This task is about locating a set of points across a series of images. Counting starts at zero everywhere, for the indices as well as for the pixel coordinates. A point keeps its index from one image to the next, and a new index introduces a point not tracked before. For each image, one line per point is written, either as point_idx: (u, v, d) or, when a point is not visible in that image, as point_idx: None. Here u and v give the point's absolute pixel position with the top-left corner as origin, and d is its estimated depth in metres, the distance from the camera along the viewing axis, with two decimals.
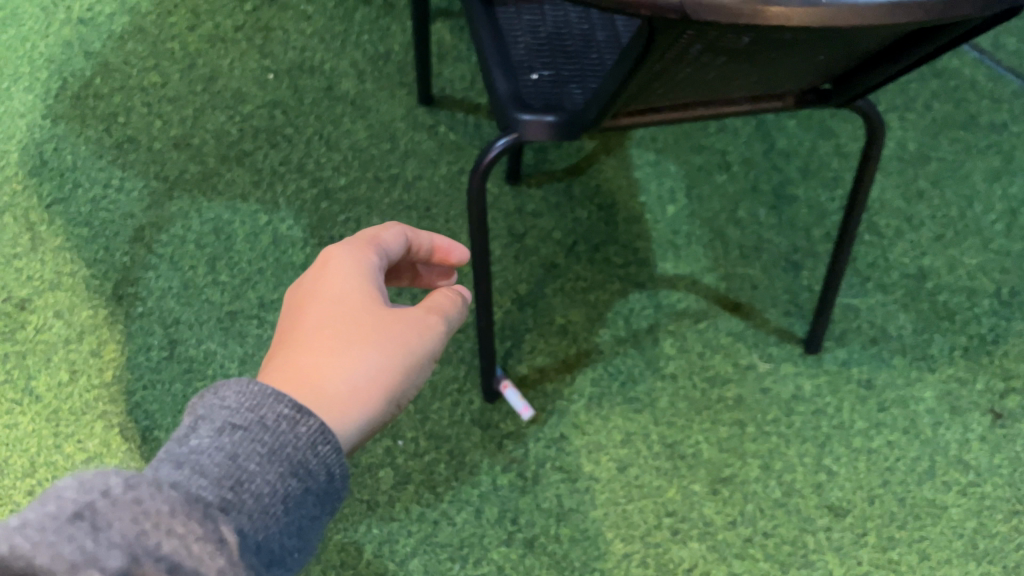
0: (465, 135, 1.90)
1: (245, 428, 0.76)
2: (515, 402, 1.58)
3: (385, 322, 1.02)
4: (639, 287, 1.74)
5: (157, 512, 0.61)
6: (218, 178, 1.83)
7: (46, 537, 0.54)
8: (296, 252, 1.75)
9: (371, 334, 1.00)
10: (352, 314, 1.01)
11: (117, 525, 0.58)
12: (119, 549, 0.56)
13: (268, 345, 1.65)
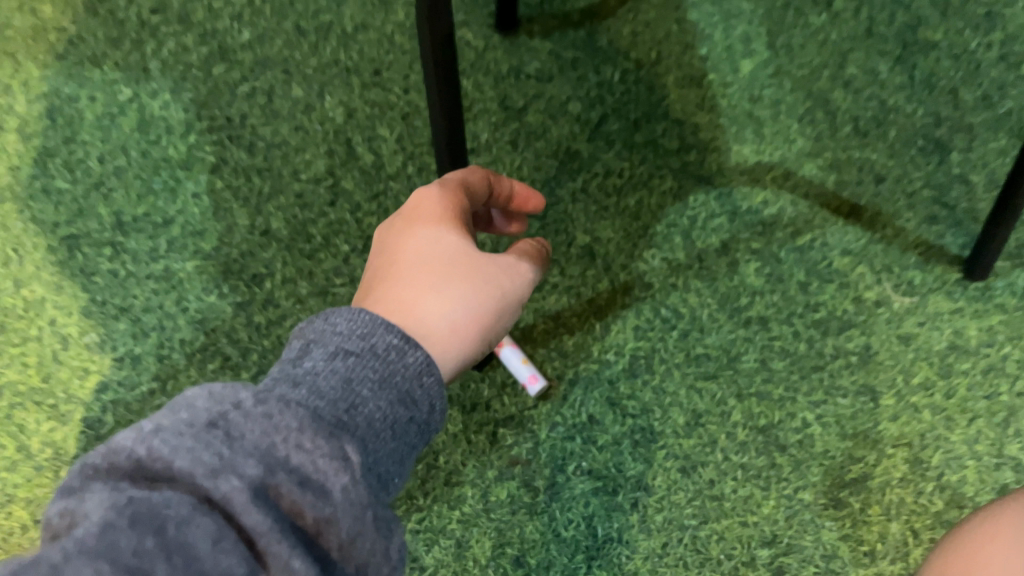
0: None
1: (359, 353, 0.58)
2: (518, 371, 0.99)
3: (486, 268, 0.70)
4: (703, 185, 1.14)
5: (259, 450, 0.48)
6: (55, 32, 1.19)
7: (179, 455, 0.47)
8: (174, 143, 1.14)
9: (469, 282, 0.69)
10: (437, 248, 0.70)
11: (225, 459, 0.47)
12: (239, 468, 0.47)
13: (125, 288, 1.06)
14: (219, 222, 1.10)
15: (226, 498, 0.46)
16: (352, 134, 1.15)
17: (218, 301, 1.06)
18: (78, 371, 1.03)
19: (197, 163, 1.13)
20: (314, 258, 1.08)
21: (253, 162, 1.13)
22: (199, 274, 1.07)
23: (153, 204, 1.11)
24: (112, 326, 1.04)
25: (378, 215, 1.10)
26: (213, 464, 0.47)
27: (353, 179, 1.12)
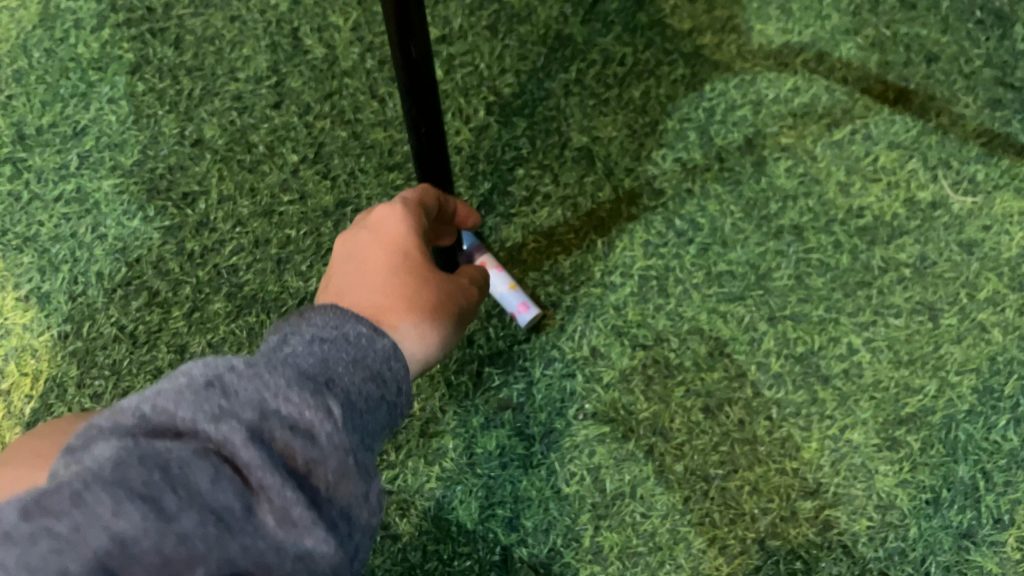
0: None
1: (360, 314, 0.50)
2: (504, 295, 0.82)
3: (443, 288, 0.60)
4: (721, 72, 0.94)
5: (260, 393, 0.39)
6: None
7: (174, 396, 0.39)
8: (81, 38, 0.93)
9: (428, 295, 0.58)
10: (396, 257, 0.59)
11: (218, 403, 0.38)
12: (241, 410, 0.38)
13: (30, 215, 0.88)
14: (140, 132, 0.91)
15: (226, 441, 0.37)
16: (297, 22, 0.93)
17: (143, 226, 0.87)
18: None
19: (112, 63, 0.93)
20: (256, 172, 0.89)
21: (179, 60, 0.93)
22: (119, 195, 0.89)
23: (60, 113, 0.92)
24: (15, 259, 0.87)
25: (331, 118, 0.91)
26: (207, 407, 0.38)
27: (300, 76, 0.92)
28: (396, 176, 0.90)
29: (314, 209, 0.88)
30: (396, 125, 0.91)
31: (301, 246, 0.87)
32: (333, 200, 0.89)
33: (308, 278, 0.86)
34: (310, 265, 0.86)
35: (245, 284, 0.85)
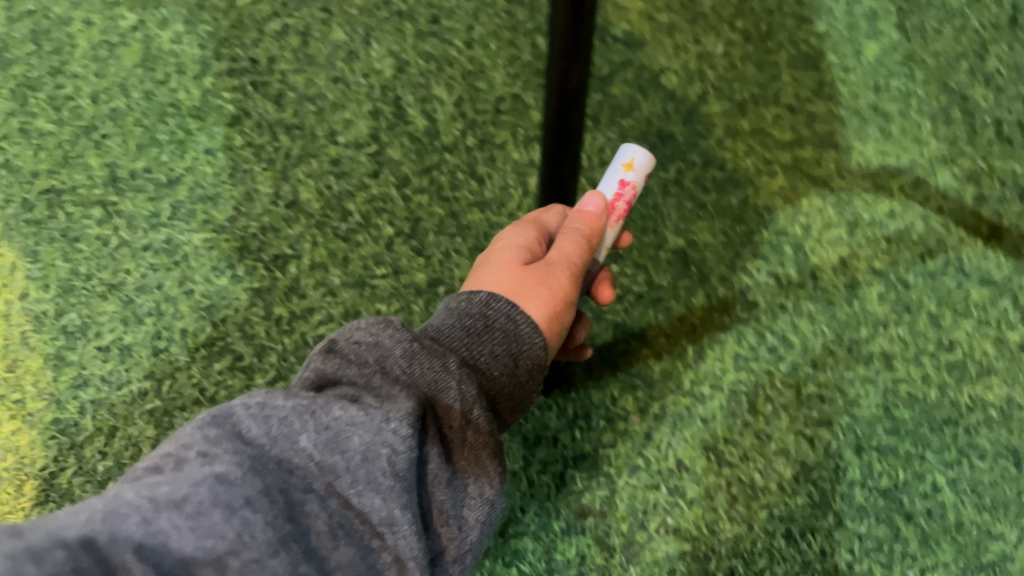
0: None
1: (478, 298, 0.59)
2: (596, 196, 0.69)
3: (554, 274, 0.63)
4: (819, 187, 0.94)
5: (402, 333, 0.53)
6: None
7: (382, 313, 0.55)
8: (185, 84, 0.94)
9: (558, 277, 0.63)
10: (568, 267, 0.64)
11: (368, 332, 0.53)
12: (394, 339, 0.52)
13: (116, 259, 0.86)
14: (235, 187, 0.90)
15: (389, 340, 0.52)
16: (401, 91, 0.96)
17: (230, 285, 0.86)
18: (52, 360, 0.82)
19: (213, 112, 0.93)
20: (350, 241, 0.89)
21: (281, 117, 0.93)
22: (209, 250, 0.87)
23: (155, 159, 0.90)
24: (92, 305, 0.84)
25: (429, 193, 0.91)
26: (355, 341, 0.53)
27: (400, 147, 0.93)
28: None
29: (407, 285, 0.87)
30: (494, 207, 0.91)
31: None
32: (426, 277, 0.88)
33: None
34: None
35: None
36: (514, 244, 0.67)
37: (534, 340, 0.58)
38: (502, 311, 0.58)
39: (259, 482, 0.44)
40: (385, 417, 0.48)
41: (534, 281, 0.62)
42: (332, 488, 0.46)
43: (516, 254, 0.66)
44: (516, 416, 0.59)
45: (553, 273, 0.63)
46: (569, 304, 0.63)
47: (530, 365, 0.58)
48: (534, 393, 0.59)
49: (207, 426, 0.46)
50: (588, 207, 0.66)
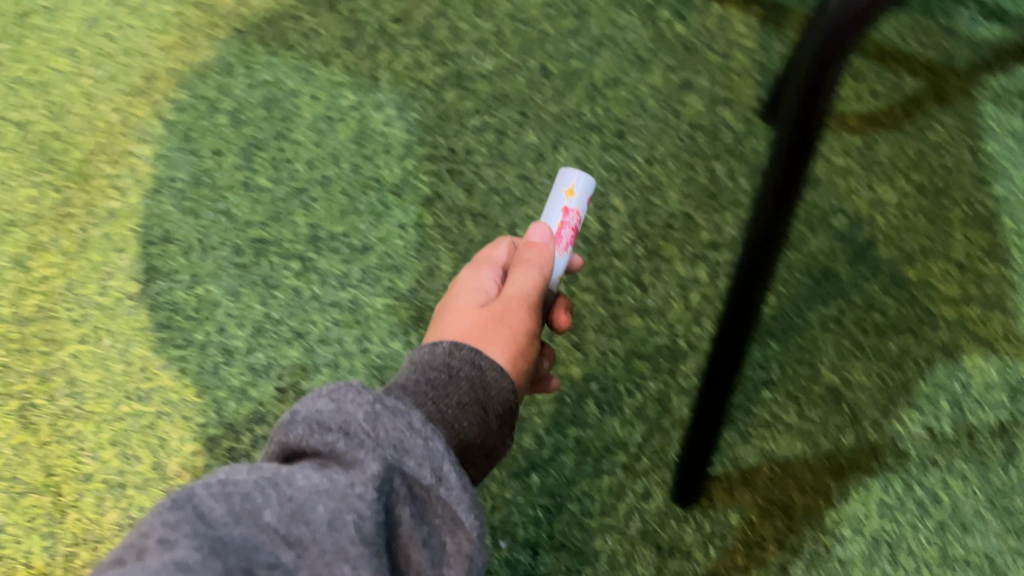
0: (692, 38, 1.13)
1: (450, 357, 0.61)
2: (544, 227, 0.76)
3: (515, 315, 0.66)
4: (983, 347, 0.94)
5: (365, 397, 0.49)
6: (292, 24, 1.13)
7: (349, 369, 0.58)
8: (389, 163, 1.04)
9: (517, 316, 0.66)
10: (527, 310, 0.67)
11: (331, 397, 0.49)
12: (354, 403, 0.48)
13: (306, 310, 0.94)
14: (419, 261, 0.97)
15: (347, 403, 0.48)
16: None
17: (402, 350, 0.92)
18: (235, 393, 0.89)
19: (409, 192, 1.02)
20: None
21: (468, 204, 1.01)
22: (387, 314, 0.94)
23: (353, 225, 0.99)
24: (279, 348, 0.92)
25: (595, 293, 0.96)
26: (317, 410, 0.49)
27: (573, 246, 0.99)
28: (646, 365, 0.93)
29: (562, 376, 0.92)
30: (654, 315, 0.95)
31: (543, 410, 0.91)
32: (581, 372, 0.92)
33: (544, 444, 0.90)
34: (547, 430, 0.90)
35: None
36: (467, 294, 0.70)
37: (501, 384, 0.61)
38: (465, 361, 0.61)
39: (219, 565, 0.40)
40: (351, 481, 0.44)
41: (491, 323, 0.65)
42: (301, 562, 0.42)
43: (474, 301, 0.69)
44: (490, 463, 0.62)
45: (510, 316, 0.66)
46: (530, 340, 0.66)
47: (499, 410, 0.61)
48: (506, 437, 0.62)
49: (164, 512, 0.42)
50: (534, 239, 0.73)
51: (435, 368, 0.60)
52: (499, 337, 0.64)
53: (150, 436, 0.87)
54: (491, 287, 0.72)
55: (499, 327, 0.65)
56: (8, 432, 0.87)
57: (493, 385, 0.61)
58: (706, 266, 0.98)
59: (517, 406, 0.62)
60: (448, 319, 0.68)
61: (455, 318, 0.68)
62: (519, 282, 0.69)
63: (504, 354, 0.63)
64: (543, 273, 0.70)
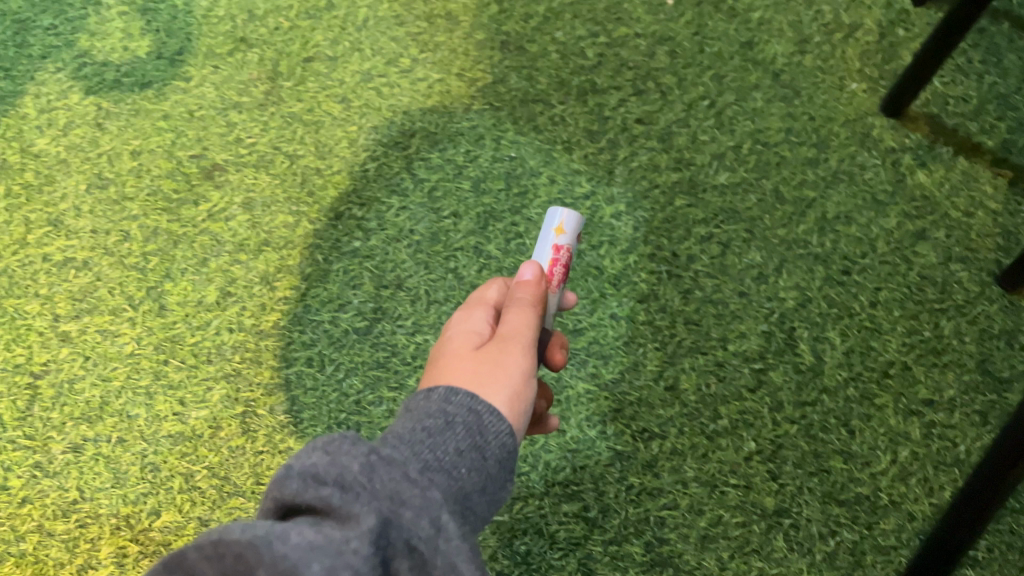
0: (934, 189, 1.11)
1: (448, 404, 0.62)
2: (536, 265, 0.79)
3: (511, 354, 0.67)
4: None
5: (358, 450, 0.54)
6: (542, 110, 1.20)
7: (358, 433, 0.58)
8: (611, 256, 1.07)
9: (513, 354, 0.67)
10: (521, 350, 0.68)
11: (326, 451, 0.54)
12: (346, 459, 0.53)
13: None
14: (627, 354, 1.00)
15: (341, 458, 0.53)
16: (797, 323, 1.02)
17: (598, 438, 0.96)
18: None
19: (628, 286, 1.05)
20: (714, 440, 0.95)
21: (683, 309, 1.03)
22: (588, 401, 0.98)
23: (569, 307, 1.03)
24: None
25: (799, 426, 0.96)
26: (313, 464, 0.53)
27: (783, 373, 0.99)
28: (842, 512, 0.91)
29: (754, 502, 0.92)
30: (858, 462, 0.94)
31: (728, 532, 0.91)
32: (773, 504, 0.92)
33: (724, 566, 0.89)
34: (731, 555, 0.90)
35: (666, 541, 0.90)
36: (455, 334, 0.71)
37: (500, 428, 0.62)
38: (461, 407, 0.62)
39: None
40: (347, 538, 0.48)
41: (487, 366, 0.65)
42: None
43: (463, 343, 0.69)
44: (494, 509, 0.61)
45: (500, 355, 0.66)
46: (526, 379, 0.66)
47: (498, 455, 0.61)
48: (507, 484, 0.62)
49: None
50: (525, 277, 0.74)
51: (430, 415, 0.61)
52: (492, 377, 0.65)
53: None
54: (479, 324, 0.72)
55: (493, 366, 0.65)
56: (228, 433, 0.93)
57: (485, 426, 0.61)
58: (919, 424, 0.95)
59: (517, 450, 0.63)
60: (437, 361, 0.69)
61: (445, 360, 0.68)
62: (513, 321, 0.69)
63: (499, 394, 0.64)
64: (537, 307, 0.71)
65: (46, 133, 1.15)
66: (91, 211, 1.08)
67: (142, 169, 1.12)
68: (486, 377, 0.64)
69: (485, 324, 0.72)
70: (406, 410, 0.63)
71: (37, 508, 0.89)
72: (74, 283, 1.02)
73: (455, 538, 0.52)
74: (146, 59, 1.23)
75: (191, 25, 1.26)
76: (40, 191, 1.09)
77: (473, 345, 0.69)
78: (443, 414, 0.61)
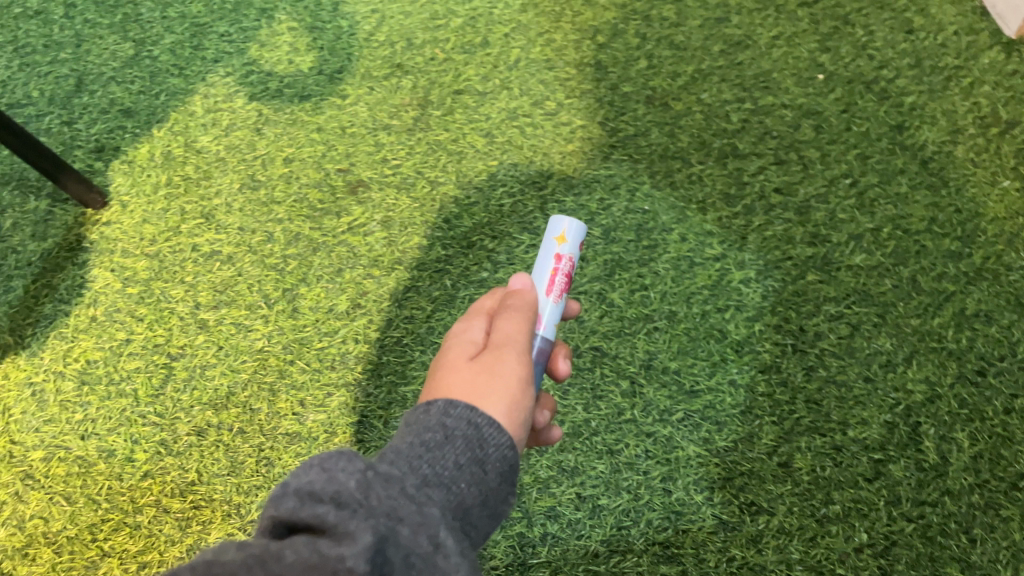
0: None
1: (446, 424, 0.62)
2: (537, 275, 0.79)
3: (508, 361, 0.67)
4: None
5: (354, 467, 0.53)
6: (680, 166, 1.19)
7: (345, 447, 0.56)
8: (734, 322, 1.06)
9: (511, 360, 0.67)
10: (518, 357, 0.68)
11: (320, 467, 0.53)
12: (342, 475, 0.52)
13: (621, 430, 1.00)
14: (743, 424, 1.00)
15: (336, 474, 0.52)
16: (923, 419, 0.99)
17: (703, 504, 0.96)
18: (539, 482, 0.98)
19: (750, 353, 1.04)
20: (824, 525, 0.94)
21: (805, 386, 1.02)
22: (697, 465, 0.98)
23: (688, 366, 1.04)
24: (587, 456, 0.99)
25: (915, 525, 0.93)
26: (307, 480, 0.51)
27: (904, 467, 0.96)
28: None
29: None
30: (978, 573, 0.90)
31: None
32: None
33: None
34: None
35: None
36: (451, 345, 0.70)
37: (500, 440, 0.62)
38: (460, 420, 0.62)
39: None
40: (343, 554, 0.46)
41: (485, 377, 0.65)
42: None
43: (457, 354, 0.69)
44: (493, 522, 0.62)
45: (495, 364, 0.66)
46: (525, 387, 0.67)
47: (498, 468, 0.62)
48: (507, 497, 0.63)
49: None
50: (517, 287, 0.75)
51: (429, 434, 0.61)
52: (489, 388, 0.64)
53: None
54: (473, 331, 0.71)
55: (489, 376, 0.65)
56: (343, 440, 0.96)
57: (485, 438, 0.61)
58: None
59: (517, 462, 0.63)
60: (434, 375, 0.69)
61: (440, 373, 0.68)
62: (508, 331, 0.69)
63: (499, 404, 0.64)
64: (528, 316, 0.72)
65: (210, 132, 1.22)
66: (241, 210, 1.13)
67: (292, 177, 1.17)
68: (483, 387, 0.64)
69: (479, 332, 0.72)
70: (404, 429, 0.63)
71: (156, 484, 0.94)
72: (215, 276, 1.07)
73: (454, 555, 0.52)
74: (307, 74, 1.28)
75: (353, 47, 1.31)
76: (197, 185, 1.16)
77: (467, 355, 0.69)
78: (441, 434, 0.61)
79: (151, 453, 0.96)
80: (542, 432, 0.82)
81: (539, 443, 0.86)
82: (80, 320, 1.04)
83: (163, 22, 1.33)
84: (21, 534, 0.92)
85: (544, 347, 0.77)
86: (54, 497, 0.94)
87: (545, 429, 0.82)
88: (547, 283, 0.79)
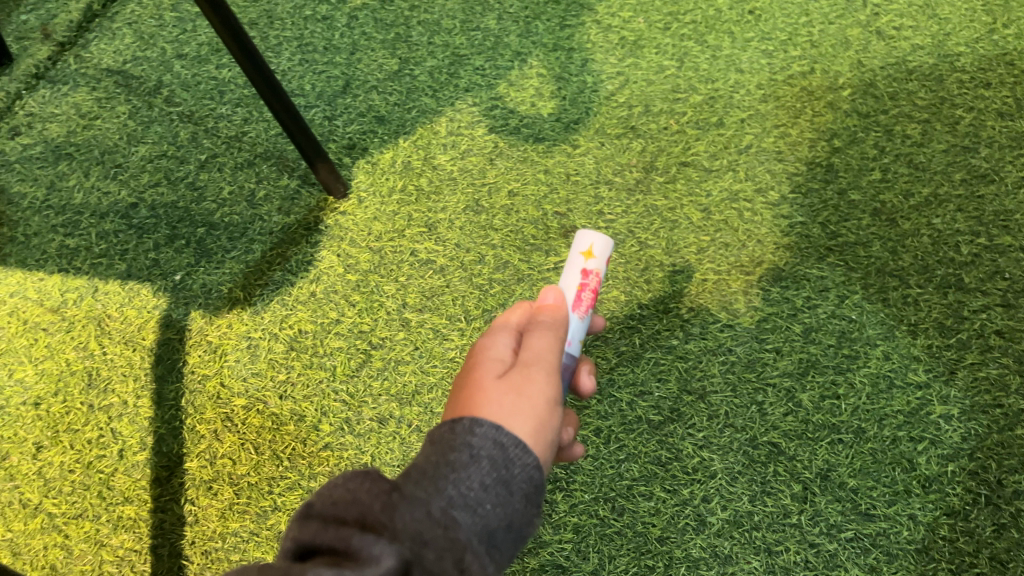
0: None
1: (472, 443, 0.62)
2: (563, 288, 0.80)
3: (536, 381, 0.68)
4: None
5: (379, 487, 0.58)
6: (898, 283, 1.14)
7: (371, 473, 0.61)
8: (925, 455, 1.02)
9: (538, 380, 0.68)
10: (545, 376, 0.69)
11: (346, 489, 0.58)
12: (368, 497, 0.57)
13: (785, 532, 0.98)
14: (915, 563, 0.95)
15: (361, 494, 0.58)
16: None
17: None
18: (688, 560, 0.97)
19: (936, 492, 0.99)
20: None
21: (993, 542, 0.95)
22: None
23: (867, 487, 1.00)
24: (742, 548, 0.97)
25: None
26: (336, 503, 0.58)
27: None
28: None
29: None
30: None
31: None
32: None
33: None
34: None
35: None
36: (477, 362, 0.71)
37: (526, 460, 0.62)
38: (486, 439, 0.62)
39: None
40: None
41: (512, 396, 0.66)
42: None
43: (483, 370, 0.70)
44: (519, 544, 0.62)
45: (519, 383, 0.68)
46: (551, 407, 0.68)
47: (524, 488, 0.62)
48: (534, 518, 0.63)
49: None
50: (547, 302, 0.76)
51: (455, 454, 0.62)
52: (514, 408, 0.65)
53: (602, 547, 0.98)
54: (500, 348, 0.72)
55: (513, 396, 0.66)
56: None
57: (509, 458, 0.62)
58: None
59: (543, 483, 0.64)
60: (459, 392, 0.69)
61: (465, 390, 0.69)
62: (537, 348, 0.70)
63: (526, 421, 0.65)
64: (558, 334, 0.73)
65: (448, 153, 1.30)
66: (460, 228, 1.20)
67: (511, 209, 1.23)
68: (507, 406, 0.65)
69: (505, 349, 0.72)
70: (430, 446, 0.64)
71: (333, 457, 1.01)
72: (424, 283, 1.14)
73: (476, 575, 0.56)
74: (546, 119, 1.34)
75: (593, 102, 1.36)
76: (427, 197, 1.24)
77: (492, 372, 0.70)
78: (467, 456, 0.61)
79: (332, 428, 1.03)
80: (566, 450, 0.83)
81: (561, 459, 0.86)
82: (301, 292, 1.13)
83: (427, 46, 1.44)
84: (210, 468, 1.01)
85: (569, 363, 0.79)
86: (244, 443, 1.02)
87: (567, 446, 0.83)
88: (574, 298, 0.79)
